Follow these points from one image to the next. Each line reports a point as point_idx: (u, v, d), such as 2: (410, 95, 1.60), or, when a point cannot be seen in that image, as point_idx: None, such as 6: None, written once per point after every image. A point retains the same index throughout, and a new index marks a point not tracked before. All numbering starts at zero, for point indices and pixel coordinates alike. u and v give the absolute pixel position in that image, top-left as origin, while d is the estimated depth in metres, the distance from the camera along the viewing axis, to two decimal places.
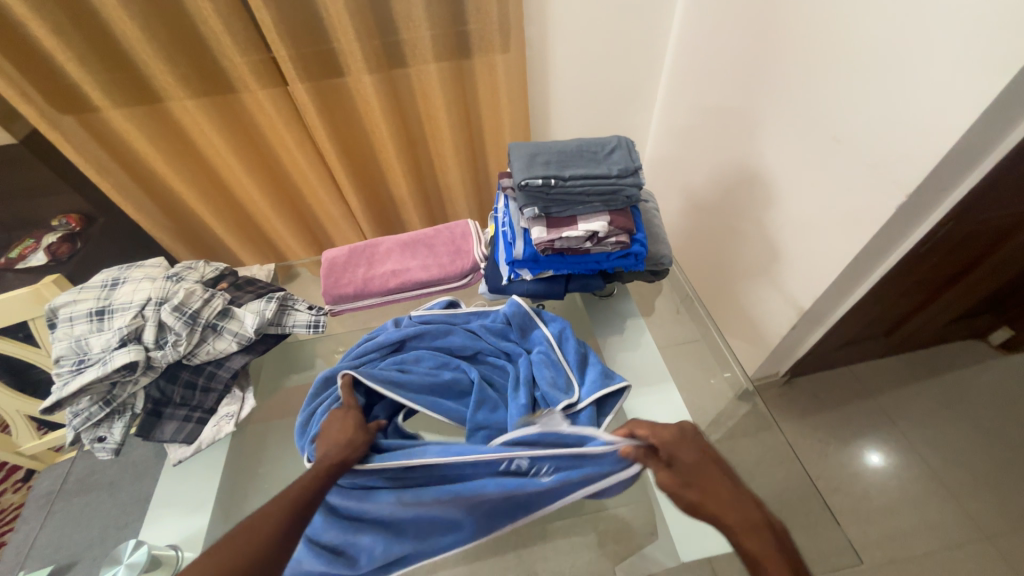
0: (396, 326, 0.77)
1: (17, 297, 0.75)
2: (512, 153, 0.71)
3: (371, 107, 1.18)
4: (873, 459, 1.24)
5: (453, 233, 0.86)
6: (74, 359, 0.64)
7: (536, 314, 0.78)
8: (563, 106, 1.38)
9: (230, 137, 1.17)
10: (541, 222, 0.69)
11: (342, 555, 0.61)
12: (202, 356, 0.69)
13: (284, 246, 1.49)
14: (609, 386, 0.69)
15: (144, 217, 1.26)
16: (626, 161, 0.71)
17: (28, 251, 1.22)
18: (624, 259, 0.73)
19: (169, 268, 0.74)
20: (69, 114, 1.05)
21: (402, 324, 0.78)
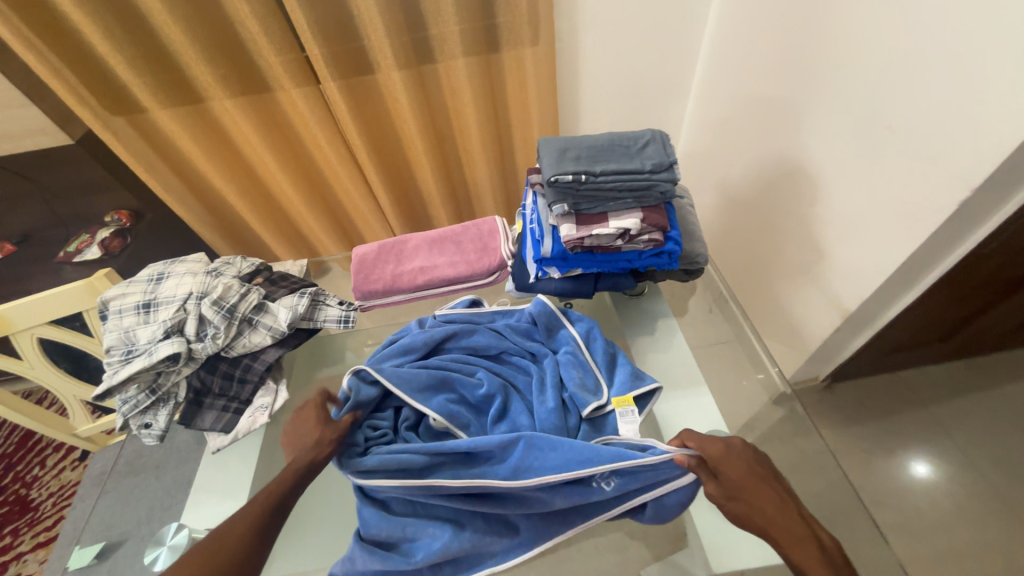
0: (420, 328, 0.77)
1: (73, 289, 0.79)
2: (541, 149, 0.70)
3: (401, 103, 1.18)
4: (920, 470, 1.17)
5: (480, 230, 0.86)
6: (123, 349, 0.68)
7: (562, 313, 0.76)
8: (594, 99, 1.35)
9: (266, 136, 1.21)
10: (570, 218, 0.67)
11: (394, 550, 0.62)
12: (239, 349, 0.71)
13: (317, 242, 1.53)
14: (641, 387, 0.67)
15: (187, 213, 1.31)
16: (661, 156, 0.68)
17: (84, 245, 1.29)
18: (656, 258, 0.70)
19: (209, 263, 0.77)
20: (121, 116, 1.10)
21: (427, 324, 0.78)
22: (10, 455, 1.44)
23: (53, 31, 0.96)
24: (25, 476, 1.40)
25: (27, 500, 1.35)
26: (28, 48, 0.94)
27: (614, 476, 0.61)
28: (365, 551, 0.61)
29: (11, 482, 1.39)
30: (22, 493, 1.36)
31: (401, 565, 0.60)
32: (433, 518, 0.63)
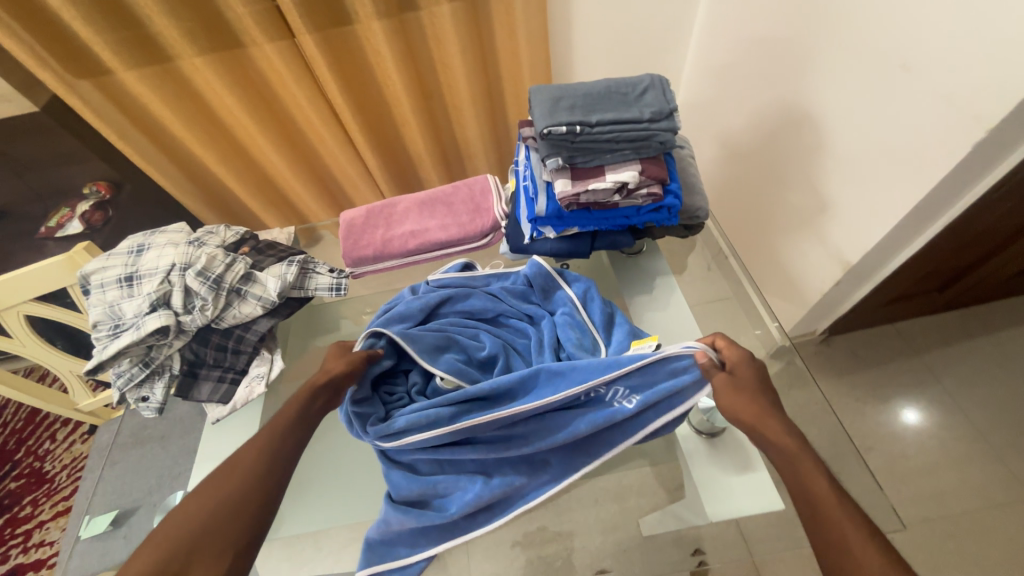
0: (413, 294, 0.75)
1: (53, 264, 0.77)
2: (533, 98, 0.65)
3: (383, 56, 1.11)
4: (911, 417, 1.19)
5: (472, 190, 0.82)
6: (110, 324, 0.66)
7: (559, 274, 0.74)
8: (589, 46, 1.27)
9: (242, 97, 1.14)
10: (565, 173, 0.64)
11: (427, 507, 0.65)
12: (230, 320, 0.70)
13: (305, 209, 1.49)
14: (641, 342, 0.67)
15: (168, 183, 1.26)
16: (660, 103, 0.64)
17: (65, 219, 1.25)
18: (655, 213, 0.68)
19: (191, 232, 0.74)
20: (85, 78, 1.04)
21: (420, 290, 0.76)
22: (18, 431, 1.46)
23: None
24: (36, 450, 1.42)
25: (42, 472, 1.38)
26: None
27: (634, 392, 0.63)
28: (397, 511, 0.64)
29: (24, 457, 1.42)
30: (34, 466, 1.39)
31: (436, 519, 0.63)
32: (462, 472, 0.65)
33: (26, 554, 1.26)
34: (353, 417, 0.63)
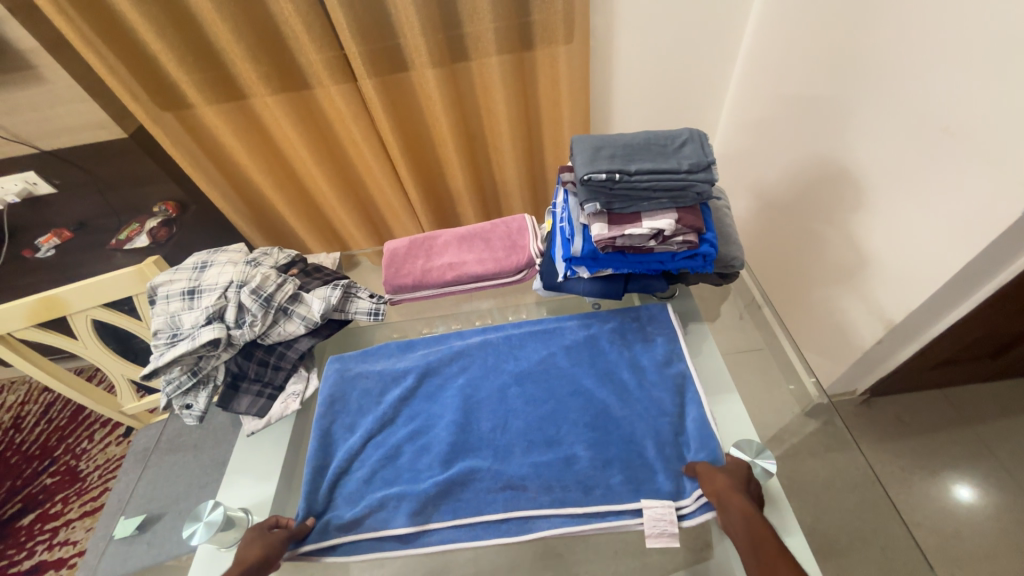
0: (397, 352, 0.80)
1: (123, 275, 0.82)
2: (575, 145, 0.68)
3: (433, 100, 1.21)
4: (962, 493, 1.10)
5: (510, 227, 0.85)
6: (169, 333, 0.69)
7: (590, 325, 0.79)
8: (625, 98, 1.34)
9: (302, 129, 1.25)
10: (602, 218, 0.66)
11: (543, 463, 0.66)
12: (274, 337, 0.72)
13: (348, 236, 1.59)
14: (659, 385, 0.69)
15: (228, 204, 1.37)
16: (699, 155, 0.66)
17: (134, 233, 1.35)
18: (690, 260, 0.67)
19: (248, 252, 0.79)
20: (170, 111, 1.17)
21: (415, 348, 0.80)
22: (61, 429, 1.54)
23: (111, 28, 1.02)
24: (74, 449, 1.49)
25: (75, 471, 1.44)
26: (92, 51, 1.00)
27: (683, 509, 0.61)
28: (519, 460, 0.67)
29: (62, 454, 1.49)
30: (72, 463, 1.46)
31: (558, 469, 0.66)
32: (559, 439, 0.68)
33: (50, 551, 1.30)
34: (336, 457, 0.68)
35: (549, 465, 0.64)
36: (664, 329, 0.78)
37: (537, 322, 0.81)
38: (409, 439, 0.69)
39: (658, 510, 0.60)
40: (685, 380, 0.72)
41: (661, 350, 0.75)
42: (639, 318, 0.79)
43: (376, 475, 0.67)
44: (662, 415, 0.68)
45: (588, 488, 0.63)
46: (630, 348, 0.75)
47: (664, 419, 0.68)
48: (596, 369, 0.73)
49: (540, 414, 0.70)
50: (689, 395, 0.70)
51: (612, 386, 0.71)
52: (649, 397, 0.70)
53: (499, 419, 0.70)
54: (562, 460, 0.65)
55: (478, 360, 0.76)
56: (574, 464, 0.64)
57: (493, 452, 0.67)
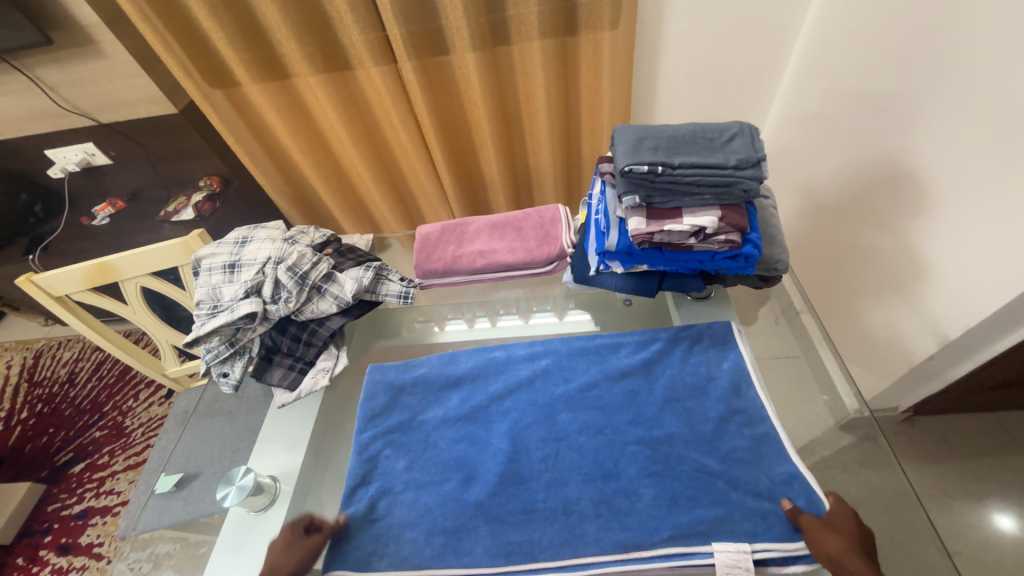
0: (437, 360, 0.71)
1: (171, 246, 0.86)
2: (618, 135, 0.66)
3: (471, 84, 1.20)
4: (1006, 524, 1.03)
5: (543, 217, 0.84)
6: (210, 304, 0.72)
7: (658, 345, 0.67)
8: (669, 88, 1.29)
9: (341, 110, 1.26)
10: (640, 212, 0.64)
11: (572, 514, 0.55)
12: (308, 314, 0.74)
13: (381, 219, 1.62)
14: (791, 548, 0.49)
15: (267, 181, 1.41)
16: (748, 150, 0.62)
17: (181, 207, 1.41)
18: (731, 261, 0.64)
19: (286, 230, 0.80)
20: (218, 88, 1.20)
21: (446, 357, 0.71)
22: (110, 386, 1.65)
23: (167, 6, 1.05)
24: (121, 406, 1.60)
25: (121, 427, 1.55)
26: (148, 26, 1.04)
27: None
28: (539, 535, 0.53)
29: (109, 410, 1.59)
30: (119, 419, 1.57)
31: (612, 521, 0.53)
32: (590, 472, 0.57)
33: (97, 498, 1.41)
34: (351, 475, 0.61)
35: (592, 499, 0.55)
36: (727, 350, 0.65)
37: (593, 337, 0.70)
38: (427, 472, 0.60)
39: (732, 555, 0.49)
40: (757, 408, 0.59)
41: (723, 367, 0.64)
42: (696, 336, 0.67)
43: (426, 508, 0.57)
44: (735, 453, 0.56)
45: (653, 533, 0.51)
46: (692, 370, 0.64)
47: (743, 467, 0.55)
48: (657, 400, 0.62)
49: (596, 447, 0.59)
50: (761, 424, 0.58)
51: (678, 418, 0.60)
52: (717, 427, 0.58)
53: (540, 448, 0.60)
54: (621, 496, 0.55)
55: (516, 381, 0.66)
56: (636, 503, 0.54)
57: (547, 488, 0.56)
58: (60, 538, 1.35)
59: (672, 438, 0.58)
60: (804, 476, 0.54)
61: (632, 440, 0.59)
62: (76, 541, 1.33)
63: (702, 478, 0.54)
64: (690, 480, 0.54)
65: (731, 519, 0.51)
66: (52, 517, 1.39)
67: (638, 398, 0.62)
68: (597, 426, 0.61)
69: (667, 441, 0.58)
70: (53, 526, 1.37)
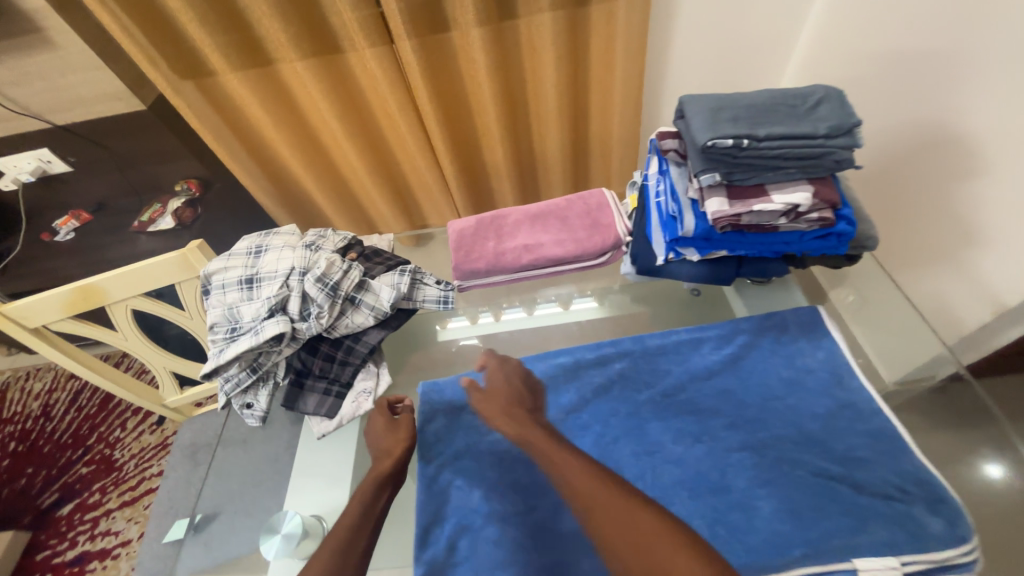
0: None
1: (166, 261, 0.75)
2: (688, 107, 0.59)
3: (476, 63, 1.11)
4: None
5: (588, 204, 0.76)
6: (227, 327, 0.62)
7: (743, 339, 0.61)
8: (681, 62, 1.22)
9: (333, 98, 1.14)
10: (720, 192, 0.57)
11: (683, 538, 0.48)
12: (342, 329, 0.65)
13: (379, 216, 1.51)
14: (939, 553, 0.43)
15: (253, 181, 1.28)
16: (837, 115, 0.56)
17: (157, 215, 1.26)
18: (822, 240, 0.58)
19: (303, 235, 0.71)
20: (191, 79, 1.07)
21: None
22: (92, 418, 1.50)
23: None
24: (108, 438, 1.46)
25: (111, 461, 1.41)
26: (105, 8, 0.90)
27: None
28: None
29: (95, 443, 1.45)
30: (106, 453, 1.43)
31: (731, 538, 0.47)
32: (698, 489, 0.51)
33: (92, 542, 1.28)
34: (420, 514, 0.53)
35: (703, 519, 0.48)
36: (820, 338, 0.60)
37: (668, 333, 0.63)
38: (508, 502, 0.53)
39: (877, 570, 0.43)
40: (866, 400, 0.54)
41: (818, 358, 0.58)
42: (782, 325, 0.61)
43: (516, 544, 0.50)
44: (852, 453, 0.50)
45: (782, 553, 0.45)
46: (786, 364, 0.58)
47: (865, 468, 0.49)
48: (754, 399, 0.56)
49: (696, 458, 0.52)
50: (874, 418, 0.52)
51: (780, 418, 0.54)
52: (826, 425, 0.53)
53: (635, 466, 0.53)
54: (737, 512, 0.48)
55: (594, 389, 0.59)
56: (755, 518, 0.48)
57: None
58: None
59: (778, 441, 0.52)
60: (933, 473, 0.48)
61: (733, 448, 0.52)
62: None
63: (820, 481, 0.49)
64: (808, 484, 0.49)
65: (865, 528, 0.46)
66: (42, 567, 1.26)
67: (732, 399, 0.56)
68: (694, 435, 0.54)
69: (774, 444, 0.52)
70: None
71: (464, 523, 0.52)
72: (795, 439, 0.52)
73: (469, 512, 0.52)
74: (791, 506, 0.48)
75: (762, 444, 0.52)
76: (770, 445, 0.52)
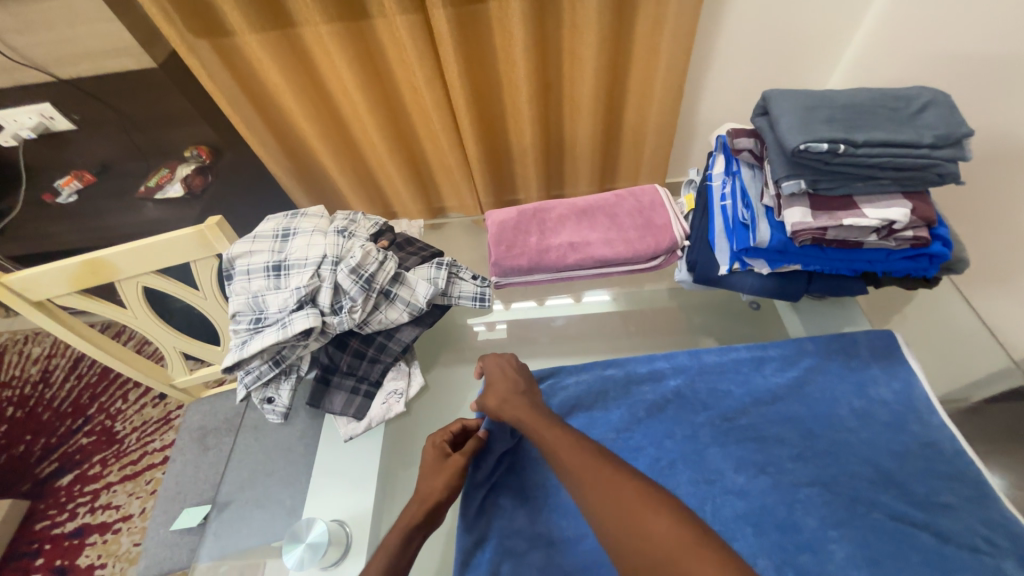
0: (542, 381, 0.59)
1: (181, 237, 0.69)
2: (774, 104, 0.53)
3: (514, 40, 1.02)
4: None
5: (640, 201, 0.70)
6: (252, 317, 0.57)
7: (810, 361, 0.56)
8: (727, 59, 1.09)
9: (357, 68, 1.06)
10: (803, 200, 0.52)
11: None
12: (374, 325, 0.60)
13: (396, 196, 1.44)
14: None
15: (267, 153, 1.20)
16: (946, 123, 0.50)
17: (165, 180, 1.19)
18: (908, 261, 0.53)
19: (332, 218, 0.65)
20: (205, 38, 0.98)
21: (553, 378, 0.59)
22: (92, 387, 1.46)
23: None
24: (109, 408, 1.42)
25: (112, 432, 1.38)
26: None
27: None
28: None
29: (96, 413, 1.42)
30: (107, 424, 1.39)
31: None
32: (764, 525, 0.47)
33: (93, 514, 1.25)
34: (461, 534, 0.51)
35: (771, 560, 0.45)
36: (895, 366, 0.55)
37: (728, 349, 0.59)
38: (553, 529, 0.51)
39: None
40: (947, 439, 0.50)
41: (893, 389, 0.54)
42: (852, 347, 0.57)
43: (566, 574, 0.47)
44: (934, 497, 0.47)
45: None
46: (857, 392, 0.54)
47: (949, 516, 0.46)
48: (823, 430, 0.52)
49: (761, 491, 0.49)
50: (957, 459, 0.49)
51: (853, 452, 0.50)
52: (904, 464, 0.49)
53: (693, 497, 0.49)
54: (807, 554, 0.45)
55: (647, 408, 0.55)
56: (827, 563, 0.44)
57: None
58: (53, 560, 1.20)
59: (851, 478, 0.49)
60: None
61: (802, 483, 0.49)
62: (73, 563, 1.19)
63: (899, 527, 0.45)
64: (885, 529, 0.45)
65: None
66: (42, 537, 1.23)
67: (800, 428, 0.52)
68: (759, 465, 0.51)
69: (847, 482, 0.48)
70: (44, 547, 1.22)
71: (506, 548, 0.50)
72: (869, 478, 0.49)
73: (510, 537, 0.51)
74: (867, 552, 0.44)
75: (833, 481, 0.49)
76: (843, 483, 0.48)
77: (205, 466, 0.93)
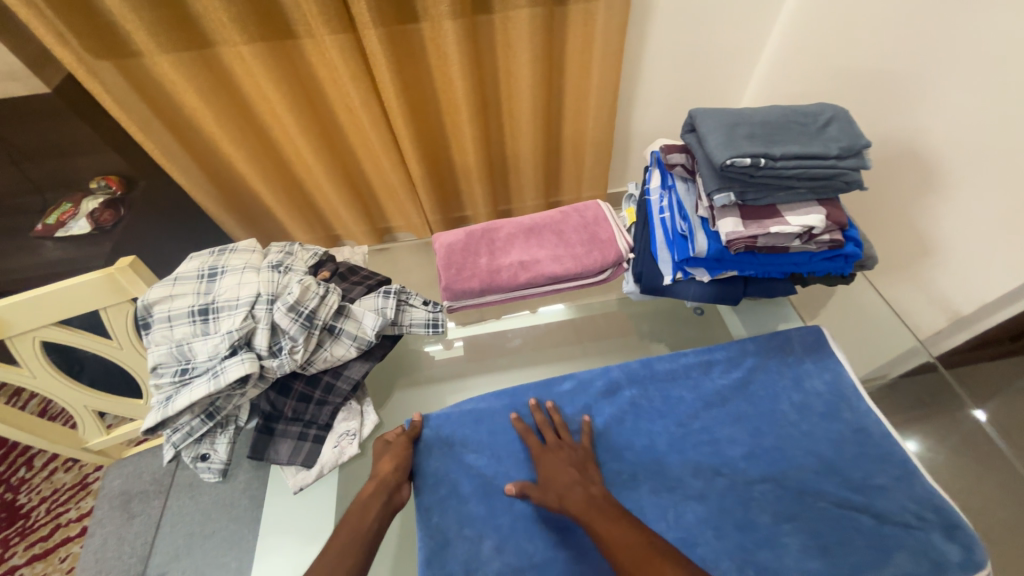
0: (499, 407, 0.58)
1: (85, 283, 0.61)
2: (700, 123, 0.56)
3: (449, 59, 1.02)
4: None
5: (584, 216, 0.71)
6: (177, 368, 0.52)
7: (752, 361, 0.59)
8: (656, 71, 1.16)
9: (285, 89, 1.01)
10: (733, 212, 0.55)
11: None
12: (319, 364, 0.56)
13: (338, 220, 1.38)
14: None
15: (188, 181, 1.11)
16: (848, 136, 0.55)
17: (67, 217, 1.07)
18: (827, 261, 0.58)
19: (266, 252, 0.60)
20: (108, 60, 0.90)
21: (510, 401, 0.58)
22: None
23: None
24: (9, 479, 1.23)
25: (14, 506, 1.19)
26: None
27: None
28: None
29: None
30: (8, 498, 1.21)
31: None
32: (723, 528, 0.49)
33: None
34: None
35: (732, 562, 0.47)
36: (824, 359, 0.59)
37: (677, 356, 0.60)
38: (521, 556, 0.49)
39: None
40: (875, 423, 0.54)
41: (825, 381, 0.58)
42: (787, 345, 0.61)
43: None
44: (869, 480, 0.51)
45: None
46: (795, 386, 0.58)
47: (884, 496, 0.50)
48: (768, 426, 0.55)
49: (718, 493, 0.51)
50: (885, 441, 0.53)
51: (796, 445, 0.53)
52: (840, 451, 0.53)
53: (654, 508, 0.50)
54: (765, 551, 0.47)
55: (605, 422, 0.56)
56: (783, 557, 0.46)
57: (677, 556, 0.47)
58: None
59: (797, 471, 0.51)
60: (944, 498, 0.49)
61: (754, 481, 0.51)
62: None
63: (842, 513, 0.48)
64: (830, 518, 0.48)
65: (890, 559, 0.46)
66: None
67: (748, 427, 0.55)
68: (714, 469, 0.52)
69: (792, 474, 0.51)
70: None
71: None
72: (812, 469, 0.52)
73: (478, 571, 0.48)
74: (817, 542, 0.47)
75: (781, 476, 0.51)
76: (789, 477, 0.51)
77: (130, 536, 0.83)
